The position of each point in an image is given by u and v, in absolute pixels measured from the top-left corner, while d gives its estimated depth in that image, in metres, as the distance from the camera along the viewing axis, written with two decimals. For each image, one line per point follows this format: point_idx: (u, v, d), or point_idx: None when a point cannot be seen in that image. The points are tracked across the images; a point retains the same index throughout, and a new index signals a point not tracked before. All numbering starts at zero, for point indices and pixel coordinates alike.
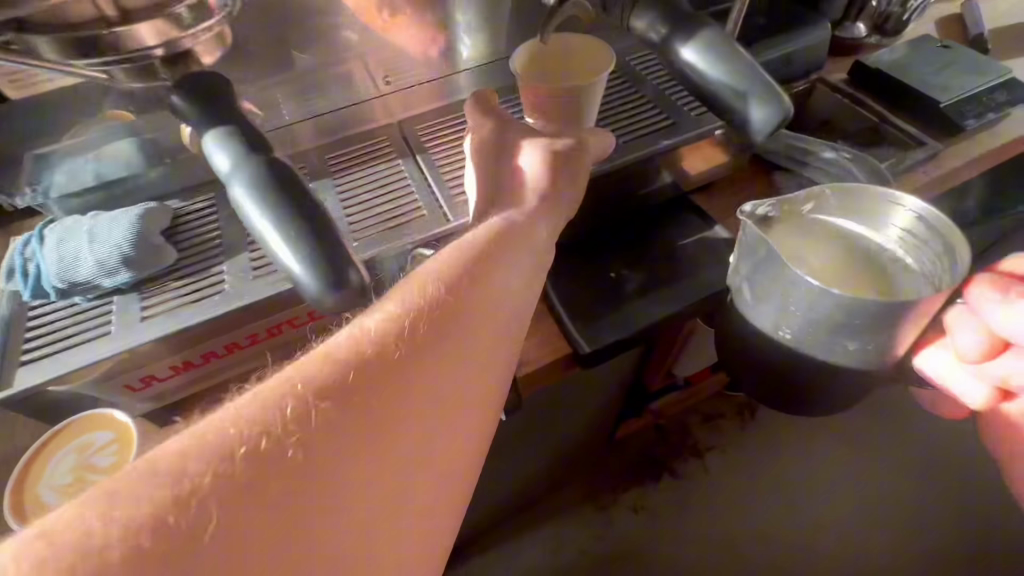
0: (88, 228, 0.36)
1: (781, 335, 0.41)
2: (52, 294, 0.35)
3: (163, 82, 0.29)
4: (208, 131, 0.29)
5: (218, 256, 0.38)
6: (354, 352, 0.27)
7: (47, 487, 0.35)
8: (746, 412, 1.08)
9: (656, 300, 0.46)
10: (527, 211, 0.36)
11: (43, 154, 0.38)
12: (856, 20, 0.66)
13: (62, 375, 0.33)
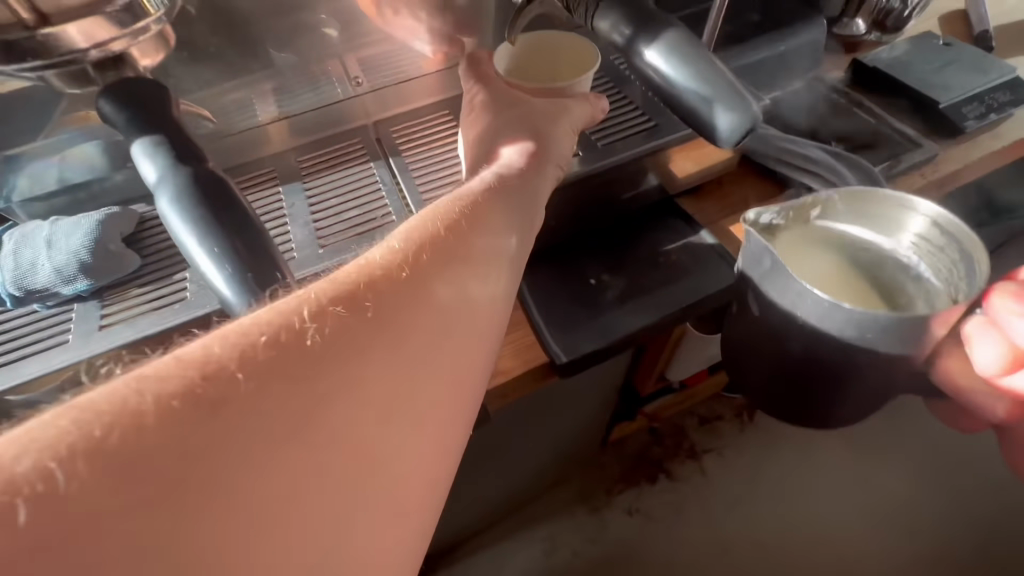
0: (47, 233, 0.35)
1: (788, 349, 0.39)
2: (9, 301, 0.34)
3: (98, 86, 0.29)
4: (136, 141, 0.28)
5: (182, 263, 0.37)
6: (361, 274, 0.26)
7: None
8: (744, 415, 1.06)
9: (638, 307, 0.45)
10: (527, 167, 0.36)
11: (12, 156, 0.37)
12: (854, 17, 0.64)
13: (18, 385, 0.33)
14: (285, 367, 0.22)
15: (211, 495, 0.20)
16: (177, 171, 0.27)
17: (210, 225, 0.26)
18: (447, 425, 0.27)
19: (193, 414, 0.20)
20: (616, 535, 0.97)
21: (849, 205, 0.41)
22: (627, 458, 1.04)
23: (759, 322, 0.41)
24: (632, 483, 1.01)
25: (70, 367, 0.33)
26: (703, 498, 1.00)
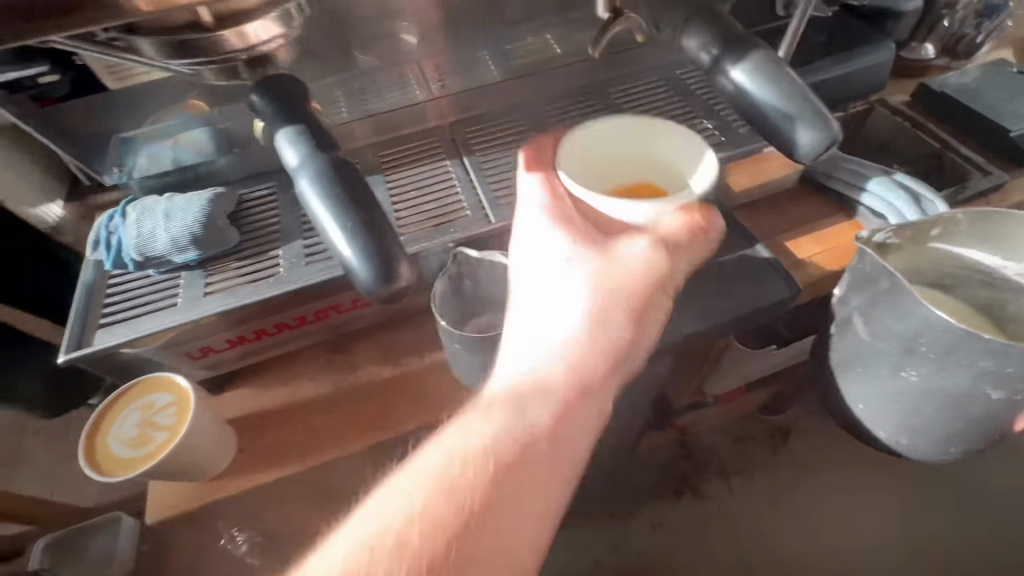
0: (163, 208, 0.39)
1: (903, 375, 0.38)
2: (130, 266, 0.38)
3: (247, 82, 0.33)
4: (281, 130, 0.32)
5: (276, 241, 0.41)
6: (426, 538, 0.28)
7: (115, 440, 0.38)
8: (779, 437, 1.04)
9: (690, 312, 0.46)
10: (583, 366, 0.34)
11: (127, 138, 0.42)
12: (924, 41, 0.64)
13: (138, 338, 0.37)
14: None
15: None
16: (319, 158, 0.31)
17: (342, 205, 0.30)
18: None
19: None
20: (639, 544, 0.97)
21: (980, 233, 0.40)
22: (656, 470, 1.04)
23: (859, 349, 0.40)
24: (660, 495, 1.01)
25: (180, 326, 0.37)
26: (729, 517, 0.99)
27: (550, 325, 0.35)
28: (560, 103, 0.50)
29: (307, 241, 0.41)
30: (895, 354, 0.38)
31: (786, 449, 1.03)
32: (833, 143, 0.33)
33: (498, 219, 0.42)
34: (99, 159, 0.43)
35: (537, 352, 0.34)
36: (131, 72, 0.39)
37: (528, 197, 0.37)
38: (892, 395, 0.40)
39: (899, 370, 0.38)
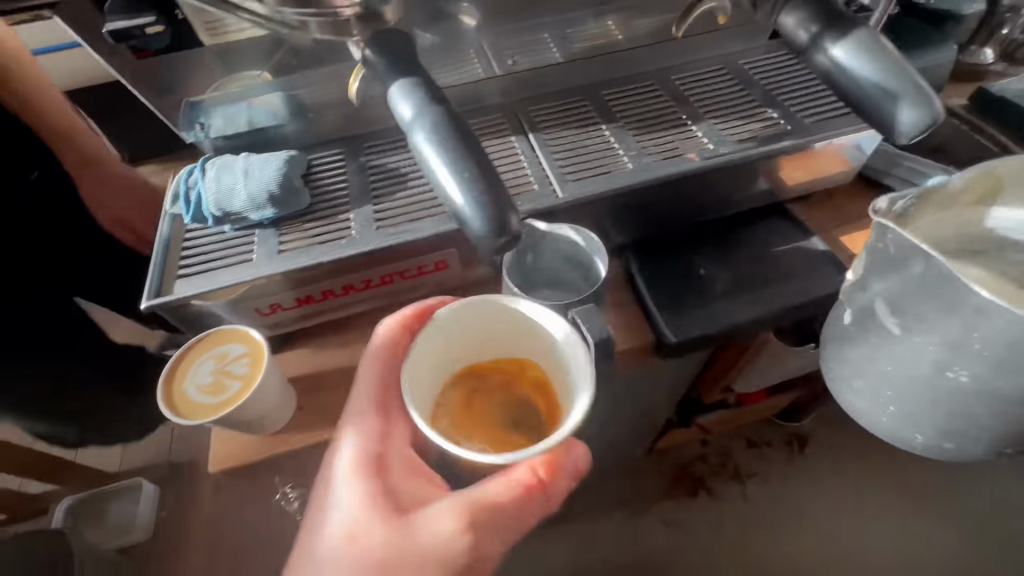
0: (242, 166, 0.41)
1: (950, 376, 0.34)
2: (209, 220, 0.40)
3: (361, 39, 0.34)
4: (394, 83, 0.33)
5: (346, 204, 0.42)
6: None
7: (193, 386, 0.39)
8: (795, 444, 1.15)
9: (745, 300, 0.46)
10: (349, 456, 0.38)
11: (196, 102, 0.43)
12: (983, 45, 0.64)
13: (213, 290, 0.38)
14: None
15: None
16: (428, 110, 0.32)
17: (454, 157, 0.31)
18: None
19: None
20: (649, 540, 1.07)
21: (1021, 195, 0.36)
22: None
23: (883, 343, 0.37)
24: (670, 495, 1.11)
25: (254, 281, 0.38)
26: (737, 518, 1.09)
27: (343, 481, 0.37)
28: (622, 86, 0.51)
29: (377, 206, 0.42)
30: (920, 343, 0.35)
31: (801, 457, 1.14)
32: (933, 123, 0.36)
33: (563, 193, 0.43)
34: (179, 119, 0.43)
35: (339, 515, 0.36)
36: (224, 29, 0.39)
37: (356, 400, 0.40)
38: (923, 392, 0.36)
39: (942, 370, 0.34)
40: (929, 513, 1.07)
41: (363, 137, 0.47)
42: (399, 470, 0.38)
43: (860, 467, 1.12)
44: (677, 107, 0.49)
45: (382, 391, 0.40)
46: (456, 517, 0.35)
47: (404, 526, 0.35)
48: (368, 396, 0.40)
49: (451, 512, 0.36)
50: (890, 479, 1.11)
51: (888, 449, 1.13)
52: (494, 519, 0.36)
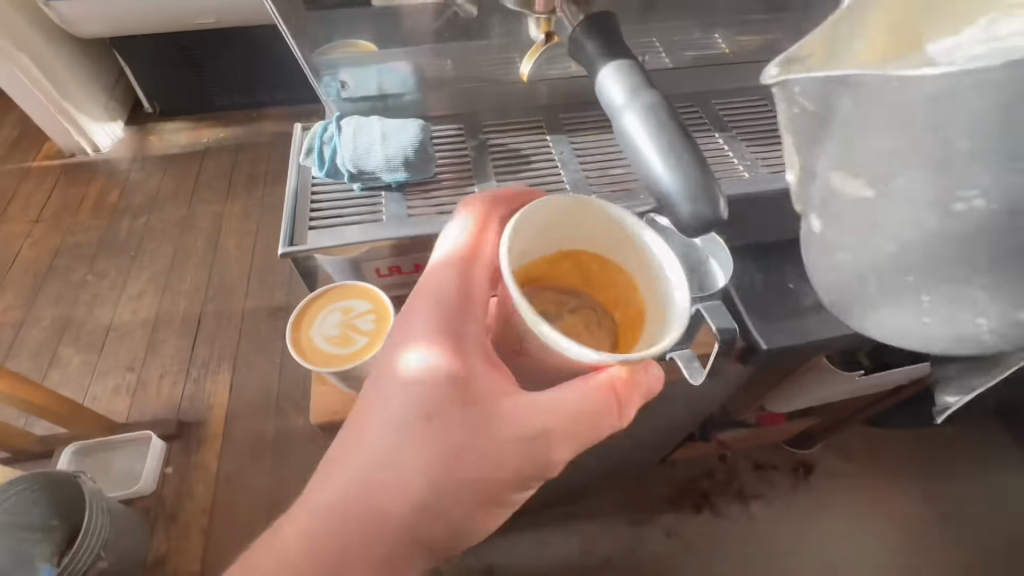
0: (378, 129, 0.54)
1: (961, 205, 0.26)
2: (346, 176, 0.53)
3: (583, 35, 0.47)
4: (607, 66, 0.46)
5: (473, 180, 0.55)
6: (387, 432, 0.42)
7: (320, 336, 0.52)
8: (802, 470, 1.16)
9: (828, 317, 0.56)
10: (452, 296, 0.45)
11: (331, 62, 0.54)
12: None
13: (340, 245, 0.49)
14: (339, 510, 0.40)
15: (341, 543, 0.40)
16: (644, 93, 0.45)
17: (668, 137, 0.43)
18: (448, 495, 0.42)
19: (318, 525, 0.40)
20: (652, 549, 1.08)
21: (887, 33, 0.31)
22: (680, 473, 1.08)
23: (891, 240, 0.29)
24: (676, 507, 1.13)
25: (368, 245, 0.50)
26: (741, 538, 1.10)
27: (448, 319, 0.45)
28: (729, 100, 0.64)
29: (502, 186, 0.55)
30: (936, 181, 0.26)
31: (807, 482, 1.15)
32: None
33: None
34: (317, 77, 0.55)
35: (440, 346, 0.44)
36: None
37: (440, 299, 0.45)
38: (950, 233, 0.27)
39: (948, 204, 0.26)
40: (933, 557, 1.07)
41: (480, 116, 0.61)
42: (470, 368, 0.43)
43: (865, 500, 1.13)
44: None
45: (462, 291, 0.46)
46: (542, 418, 0.43)
47: (486, 418, 0.42)
48: (445, 295, 0.45)
49: (535, 412, 0.43)
50: (896, 517, 1.11)
51: (898, 486, 1.14)
52: (570, 426, 0.43)
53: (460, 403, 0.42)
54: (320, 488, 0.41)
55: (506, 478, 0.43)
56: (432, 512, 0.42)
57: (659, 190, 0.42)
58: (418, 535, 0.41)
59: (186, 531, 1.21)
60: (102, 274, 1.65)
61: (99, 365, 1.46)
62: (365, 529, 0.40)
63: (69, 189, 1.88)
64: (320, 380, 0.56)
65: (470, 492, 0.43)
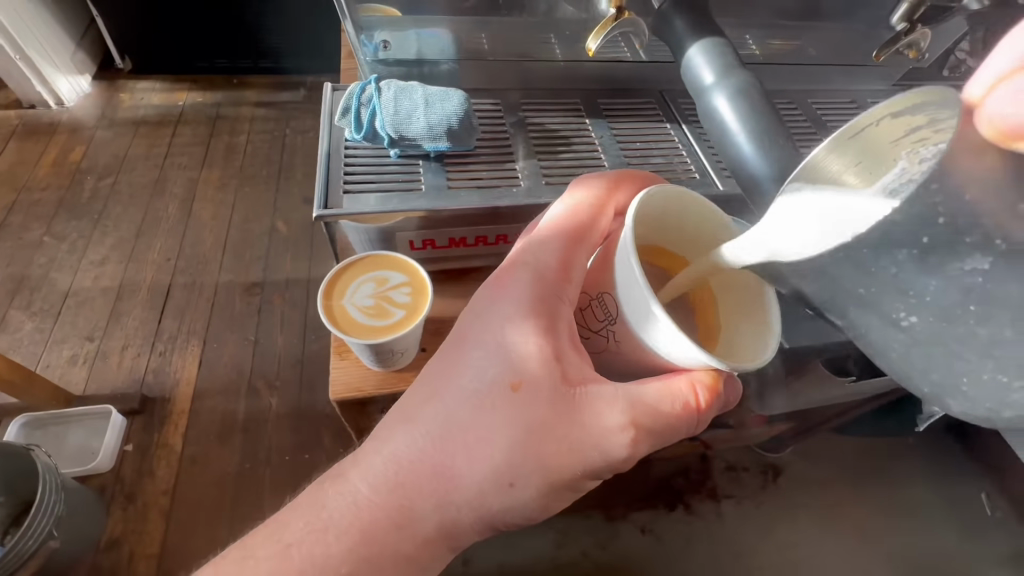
0: (422, 98, 0.54)
1: (902, 319, 0.32)
2: (385, 141, 0.52)
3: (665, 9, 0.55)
4: (694, 45, 0.54)
5: (513, 156, 0.55)
6: (476, 396, 0.44)
7: (354, 306, 0.50)
8: (771, 473, 1.20)
9: None
10: (554, 269, 0.47)
11: (371, 22, 0.56)
12: None
13: (381, 212, 0.49)
14: (413, 461, 0.44)
15: (415, 494, 0.44)
16: (734, 74, 0.52)
17: (755, 118, 0.50)
18: (523, 472, 0.43)
19: (393, 478, 0.44)
20: (626, 545, 1.09)
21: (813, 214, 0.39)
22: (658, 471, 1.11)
23: (891, 344, 0.34)
24: (651, 504, 1.15)
25: (406, 214, 0.50)
26: (712, 537, 1.12)
27: (547, 295, 0.46)
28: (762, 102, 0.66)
29: (542, 163, 0.55)
30: (876, 300, 0.33)
31: (775, 484, 1.19)
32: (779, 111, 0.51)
33: (723, 186, 0.56)
34: (356, 36, 0.57)
35: (540, 319, 0.45)
36: None
37: (541, 274, 0.47)
38: (919, 347, 0.32)
39: (893, 318, 0.33)
40: (895, 561, 1.12)
41: (518, 94, 0.62)
42: (561, 349, 0.45)
43: (828, 504, 1.17)
44: (813, 131, 0.63)
45: (563, 269, 0.47)
46: (623, 414, 0.43)
47: (571, 402, 0.44)
48: (548, 270, 0.47)
49: (617, 407, 0.43)
50: (856, 522, 1.16)
51: (864, 490, 1.19)
52: (651, 425, 0.44)
53: (548, 380, 0.44)
54: (404, 430, 0.45)
55: (580, 468, 0.44)
56: (505, 481, 0.43)
57: (746, 169, 0.50)
58: (490, 497, 0.44)
59: (145, 512, 1.14)
60: (61, 236, 1.54)
61: (55, 332, 1.37)
62: (440, 475, 0.44)
63: (26, 143, 1.75)
64: (340, 354, 0.54)
65: (545, 472, 0.43)
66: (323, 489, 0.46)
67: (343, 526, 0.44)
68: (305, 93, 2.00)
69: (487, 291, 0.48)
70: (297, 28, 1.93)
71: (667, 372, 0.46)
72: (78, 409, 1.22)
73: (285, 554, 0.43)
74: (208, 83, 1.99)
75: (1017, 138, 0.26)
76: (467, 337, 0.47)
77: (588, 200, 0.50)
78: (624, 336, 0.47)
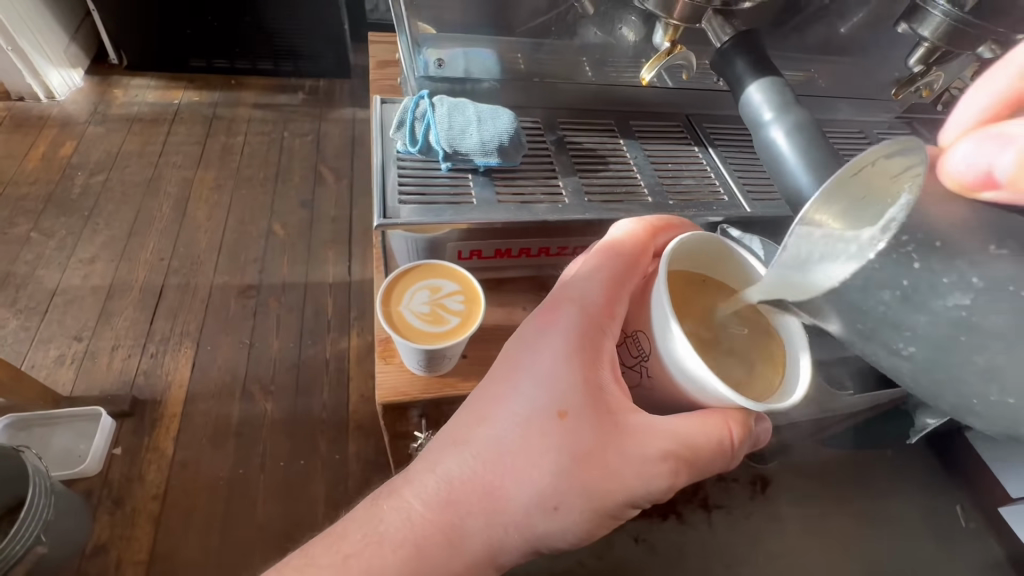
0: (473, 116, 0.59)
1: (901, 349, 0.35)
2: (440, 155, 0.58)
3: (725, 43, 0.59)
4: (751, 81, 0.58)
5: (554, 172, 0.61)
6: (524, 422, 0.46)
7: (410, 311, 0.53)
8: (759, 484, 1.17)
9: None
10: (598, 304, 0.49)
11: (425, 39, 0.65)
12: None
13: (436, 222, 0.54)
14: (463, 482, 0.45)
15: (464, 514, 0.45)
16: (792, 110, 0.55)
17: (811, 149, 0.53)
18: (570, 499, 0.44)
19: (444, 498, 0.45)
20: (621, 553, 1.07)
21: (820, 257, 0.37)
22: None
23: (901, 369, 0.36)
24: (644, 514, 1.11)
25: (455, 225, 0.54)
26: (704, 546, 1.10)
27: (594, 330, 0.48)
28: None
29: (581, 180, 0.61)
30: (877, 335, 0.35)
31: (762, 496, 1.16)
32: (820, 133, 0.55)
33: (750, 208, 0.62)
34: (412, 52, 0.66)
35: (587, 352, 0.47)
36: None
37: (587, 309, 0.49)
38: (922, 373, 0.35)
39: (892, 346, 0.35)
40: None
41: (557, 113, 0.69)
42: (606, 380, 0.47)
43: (812, 514, 1.16)
44: None
45: (608, 306, 0.50)
46: (663, 443, 0.45)
47: (616, 431, 0.45)
48: (593, 306, 0.49)
49: (659, 437, 0.45)
50: (839, 536, 1.15)
51: None
52: (692, 457, 0.46)
53: (594, 409, 0.45)
54: (455, 452, 0.47)
55: (623, 496, 0.45)
56: (550, 505, 0.44)
57: (800, 197, 0.53)
58: (535, 520, 0.45)
59: (135, 519, 1.12)
60: (49, 232, 1.51)
61: (41, 331, 1.33)
62: (488, 496, 0.45)
63: (13, 135, 1.71)
64: (386, 359, 0.57)
65: (591, 498, 0.44)
66: (379, 505, 0.47)
67: (400, 540, 0.44)
68: (303, 95, 1.98)
69: (535, 323, 0.50)
70: (300, 29, 1.93)
71: (701, 409, 0.48)
72: (64, 411, 1.19)
73: (345, 565, 0.44)
74: (203, 83, 1.97)
75: (980, 188, 0.30)
76: (514, 365, 0.49)
77: (630, 239, 0.53)
78: (657, 372, 0.49)
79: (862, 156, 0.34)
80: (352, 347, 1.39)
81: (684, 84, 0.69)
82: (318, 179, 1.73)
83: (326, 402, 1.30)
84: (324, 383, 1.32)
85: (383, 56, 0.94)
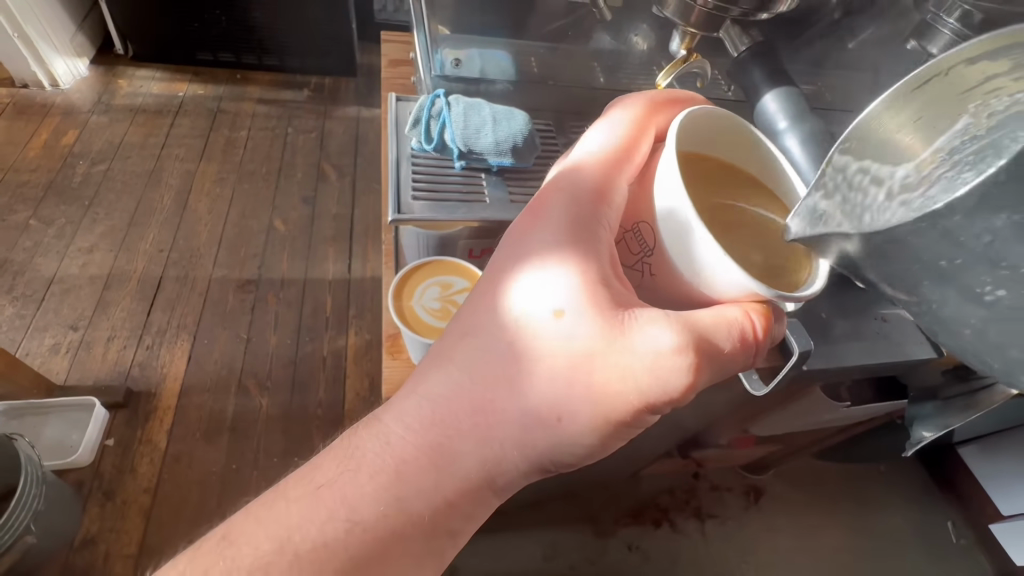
0: (488, 114, 0.60)
1: None
2: (454, 154, 0.58)
3: (743, 51, 0.60)
4: (768, 88, 0.59)
5: None
6: (515, 327, 0.44)
7: (422, 307, 0.54)
8: (752, 494, 1.18)
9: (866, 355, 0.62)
10: (593, 193, 0.48)
11: (442, 37, 0.69)
12: None
13: (449, 219, 0.54)
14: (450, 401, 0.44)
15: (455, 431, 0.43)
16: (808, 121, 0.56)
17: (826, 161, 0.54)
18: (572, 404, 0.42)
19: (432, 419, 0.44)
20: (613, 561, 1.07)
21: (858, 199, 0.30)
22: (642, 496, 1.13)
23: None
24: (637, 521, 1.11)
25: (468, 222, 0.55)
26: (696, 553, 1.10)
27: (586, 226, 0.46)
28: None
29: None
30: None
31: (755, 506, 1.17)
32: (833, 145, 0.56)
33: None
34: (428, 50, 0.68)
35: (579, 247, 0.45)
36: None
37: (578, 199, 0.48)
38: None
39: None
40: None
41: (570, 118, 0.70)
42: (607, 274, 0.45)
43: (804, 524, 1.16)
44: None
45: (602, 197, 0.48)
46: (678, 336, 0.42)
47: (621, 325, 0.42)
48: (585, 197, 0.48)
49: (670, 329, 0.42)
50: (830, 548, 1.15)
51: None
52: (708, 351, 0.43)
53: (593, 307, 0.43)
54: (442, 370, 0.45)
55: (635, 397, 0.42)
56: (553, 413, 0.43)
57: None
58: (537, 432, 0.43)
59: (123, 511, 1.10)
60: (48, 220, 1.50)
61: (36, 319, 1.32)
62: (482, 411, 0.43)
63: (17, 122, 1.71)
64: (392, 354, 0.57)
65: (596, 401, 0.42)
66: (356, 436, 0.45)
67: (377, 467, 0.43)
68: (308, 93, 1.98)
69: (525, 219, 0.48)
70: (308, 24, 1.93)
71: (715, 302, 0.47)
72: (58, 400, 1.18)
73: (315, 495, 0.43)
74: (208, 76, 1.97)
75: None
76: (504, 272, 0.47)
77: (630, 130, 0.52)
78: (659, 266, 0.48)
79: (925, 72, 0.31)
80: (350, 346, 1.38)
81: (699, 90, 0.70)
82: (321, 176, 1.73)
83: (321, 400, 1.29)
84: (321, 381, 1.32)
85: (396, 55, 0.94)
